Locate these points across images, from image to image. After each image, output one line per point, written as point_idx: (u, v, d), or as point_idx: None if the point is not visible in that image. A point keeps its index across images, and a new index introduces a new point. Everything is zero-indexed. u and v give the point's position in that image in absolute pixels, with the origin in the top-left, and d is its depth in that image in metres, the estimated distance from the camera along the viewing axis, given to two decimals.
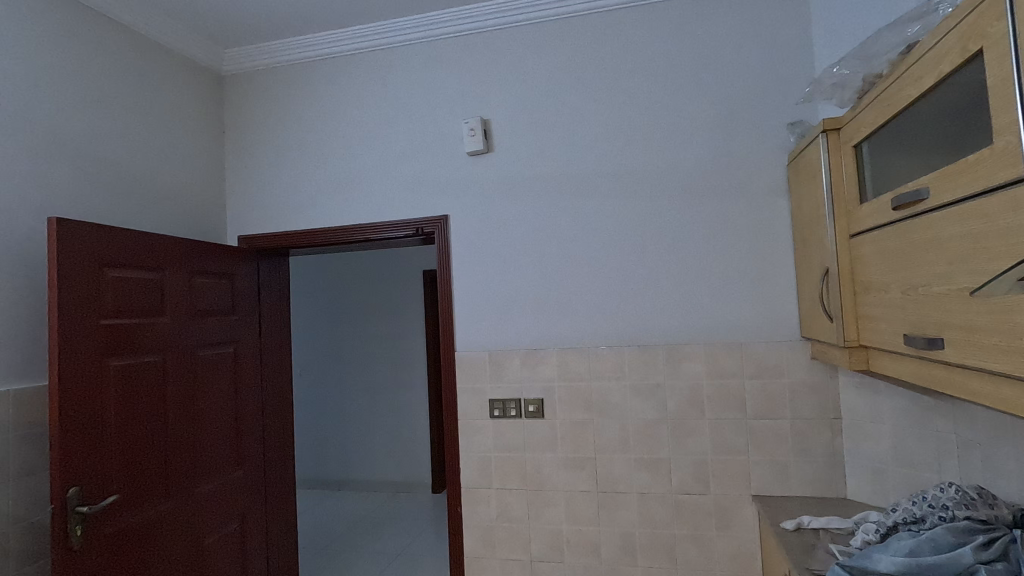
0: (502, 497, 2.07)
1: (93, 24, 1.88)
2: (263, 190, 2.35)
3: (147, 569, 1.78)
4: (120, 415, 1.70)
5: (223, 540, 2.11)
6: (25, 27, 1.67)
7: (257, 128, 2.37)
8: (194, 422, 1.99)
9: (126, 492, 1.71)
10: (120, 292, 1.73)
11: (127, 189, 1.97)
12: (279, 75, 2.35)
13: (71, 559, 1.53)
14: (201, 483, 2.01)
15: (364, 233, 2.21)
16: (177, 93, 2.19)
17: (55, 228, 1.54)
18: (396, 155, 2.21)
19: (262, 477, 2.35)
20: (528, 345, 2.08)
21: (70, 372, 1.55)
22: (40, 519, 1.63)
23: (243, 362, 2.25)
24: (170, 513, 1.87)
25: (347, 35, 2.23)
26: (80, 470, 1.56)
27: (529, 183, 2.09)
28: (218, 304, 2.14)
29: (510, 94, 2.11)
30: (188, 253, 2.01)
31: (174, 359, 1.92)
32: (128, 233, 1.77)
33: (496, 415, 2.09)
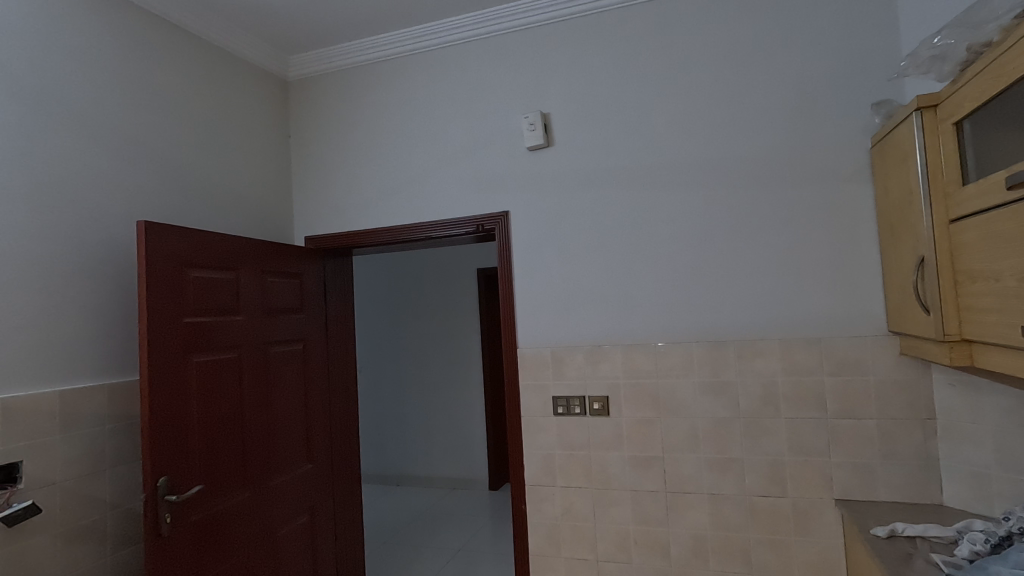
0: (566, 495, 2.05)
1: (171, 38, 1.98)
2: (327, 192, 2.41)
3: (229, 557, 1.86)
4: (201, 409, 1.78)
5: (296, 530, 2.18)
6: (111, 43, 1.78)
7: (321, 131, 2.44)
8: (268, 416, 2.06)
9: (208, 483, 1.79)
10: (200, 292, 1.81)
11: (204, 193, 2.06)
12: (341, 79, 2.41)
13: (162, 545, 1.62)
14: (275, 476, 2.09)
15: (425, 231, 2.23)
16: (247, 100, 2.28)
17: (143, 231, 1.63)
18: (455, 153, 2.22)
19: (331, 471, 2.41)
20: (591, 340, 2.04)
21: (158, 367, 1.64)
22: (133, 506, 1.74)
23: (311, 359, 2.32)
24: (248, 504, 1.95)
25: (406, 36, 2.26)
26: (167, 460, 1.65)
27: (591, 177, 2.05)
28: (288, 302, 2.21)
29: (571, 87, 2.08)
30: (261, 254, 2.08)
31: (250, 356, 1.99)
32: (207, 235, 1.86)
33: (560, 413, 2.06)
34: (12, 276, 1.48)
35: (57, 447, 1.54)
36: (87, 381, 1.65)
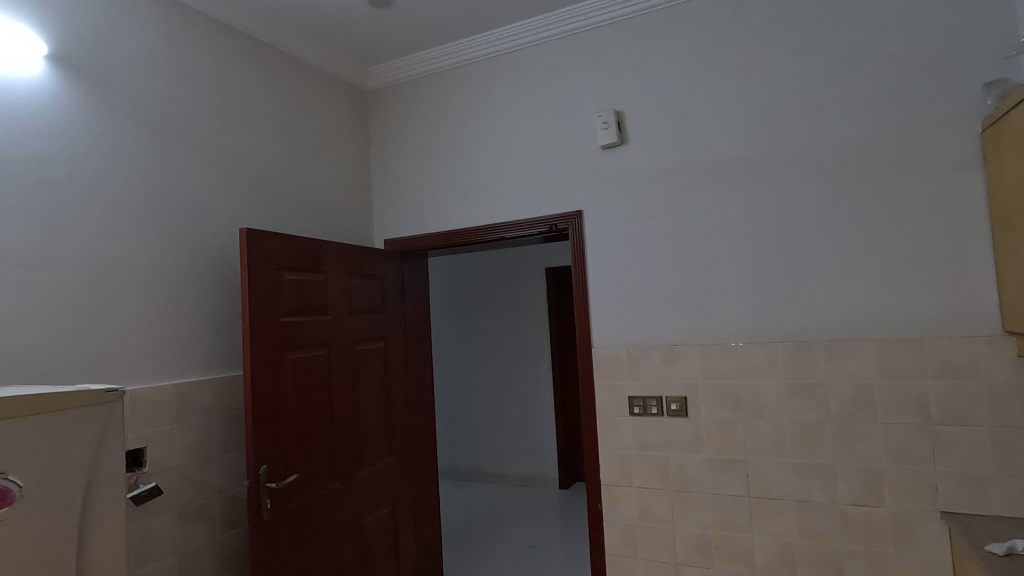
0: (643, 496, 2.02)
1: (266, 57, 2.13)
2: (405, 196, 2.50)
3: (320, 543, 1.97)
4: (295, 402, 1.91)
5: (379, 520, 2.28)
6: (215, 65, 1.94)
7: (399, 137, 2.53)
8: (354, 410, 2.17)
9: (302, 472, 1.91)
10: (293, 293, 1.93)
11: (295, 200, 2.19)
12: (417, 87, 2.50)
13: (263, 528, 1.75)
14: (360, 467, 2.19)
15: (499, 231, 2.27)
16: (331, 111, 2.41)
17: (245, 237, 1.77)
18: (528, 154, 2.24)
19: (410, 465, 2.50)
20: (668, 340, 2.01)
21: (259, 362, 1.77)
22: (237, 491, 1.88)
23: (391, 356, 2.42)
24: (337, 494, 2.06)
25: (480, 41, 2.31)
26: (267, 450, 1.78)
27: (666, 173, 2.01)
28: (370, 302, 2.32)
29: (644, 83, 2.06)
30: (346, 256, 2.20)
31: (337, 353, 2.11)
32: (299, 239, 1.98)
33: (636, 413, 2.04)
34: (134, 279, 1.64)
35: (174, 434, 1.70)
36: (198, 375, 1.80)
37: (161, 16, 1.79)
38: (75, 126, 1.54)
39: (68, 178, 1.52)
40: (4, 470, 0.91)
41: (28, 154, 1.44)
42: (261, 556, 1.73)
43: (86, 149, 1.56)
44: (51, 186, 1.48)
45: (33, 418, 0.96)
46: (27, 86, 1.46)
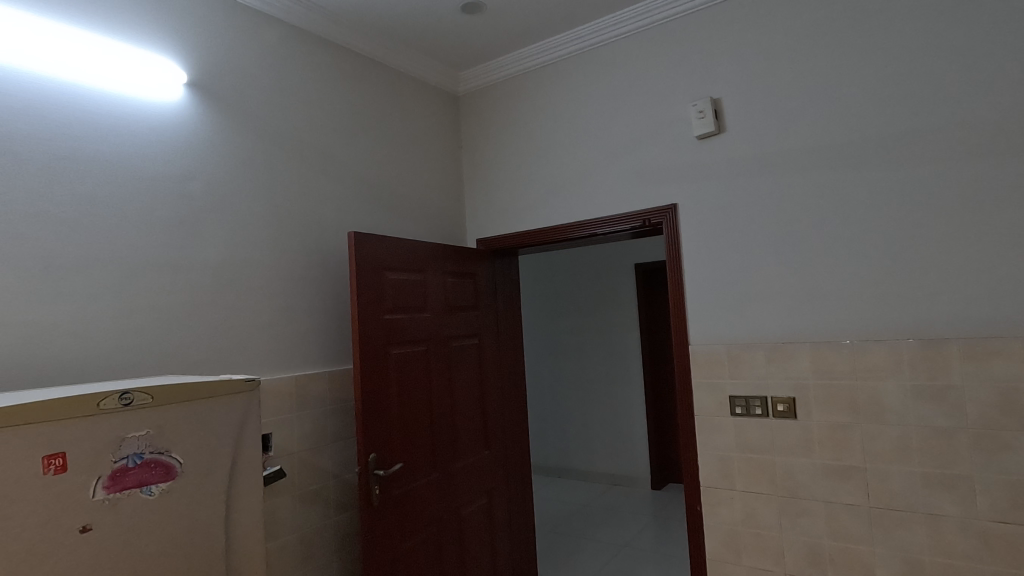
0: (747, 501, 1.93)
1: (368, 69, 2.26)
2: (496, 197, 2.56)
3: (423, 530, 2.07)
4: (399, 395, 2.01)
5: (476, 511, 2.35)
6: (324, 81, 2.09)
7: (490, 139, 2.59)
8: (451, 404, 2.26)
9: (406, 461, 2.02)
10: (396, 292, 2.04)
11: (395, 204, 2.31)
12: (507, 88, 2.55)
13: (372, 513, 1.87)
14: (458, 459, 2.27)
15: (591, 228, 2.26)
16: (426, 117, 2.51)
17: (353, 240, 1.90)
18: (619, 148, 2.22)
19: (505, 459, 2.56)
20: (773, 337, 1.90)
21: (367, 356, 1.89)
22: (348, 477, 2.02)
23: (486, 353, 2.48)
24: (437, 483, 2.15)
25: (569, 39, 2.32)
26: (375, 439, 1.89)
27: (769, 162, 1.91)
28: (465, 300, 2.39)
29: (744, 68, 1.97)
30: (442, 256, 2.28)
31: (435, 349, 2.20)
32: (400, 241, 2.09)
33: (739, 413, 1.94)
34: (258, 280, 1.81)
35: (293, 422, 1.85)
36: (313, 368, 1.95)
37: (278, 40, 1.96)
38: (210, 145, 1.73)
39: (204, 191, 1.70)
40: (167, 448, 1.05)
41: (173, 172, 1.64)
42: (371, 538, 1.85)
43: (219, 165, 1.75)
44: (192, 199, 1.67)
45: (189, 404, 1.09)
46: (171, 112, 1.66)
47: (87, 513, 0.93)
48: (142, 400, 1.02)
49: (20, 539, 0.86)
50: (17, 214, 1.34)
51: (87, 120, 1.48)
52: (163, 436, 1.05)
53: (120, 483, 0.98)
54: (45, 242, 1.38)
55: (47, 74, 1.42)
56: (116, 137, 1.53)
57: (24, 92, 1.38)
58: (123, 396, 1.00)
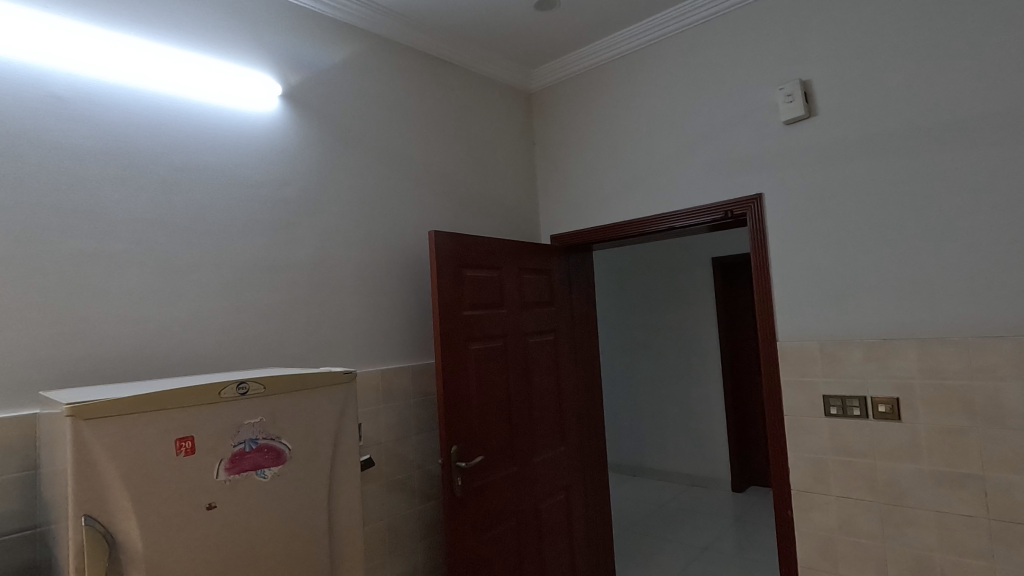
0: (844, 507, 1.82)
1: (445, 71, 2.32)
2: (570, 193, 2.56)
3: (503, 522, 2.11)
4: (478, 390, 2.06)
5: (554, 506, 2.36)
6: (405, 85, 2.17)
7: (563, 134, 2.59)
8: (529, 399, 2.28)
9: (486, 454, 2.06)
10: (474, 288, 2.09)
11: (472, 202, 2.36)
12: (580, 83, 2.53)
13: (455, 503, 1.92)
14: (536, 454, 2.29)
15: (669, 221, 2.21)
16: (500, 115, 2.54)
17: (434, 239, 1.96)
18: (699, 138, 2.15)
19: (581, 455, 2.55)
20: (873, 333, 1.78)
21: (448, 351, 1.95)
22: (431, 468, 2.09)
23: (562, 348, 2.48)
24: (516, 477, 2.18)
25: (645, 28, 2.27)
26: (457, 432, 1.95)
27: (866, 145, 1.79)
28: (541, 295, 2.40)
29: (838, 47, 1.85)
30: (519, 252, 2.30)
31: (513, 344, 2.23)
32: (478, 238, 2.13)
33: (834, 414, 1.83)
34: (347, 278, 1.90)
35: (381, 414, 1.94)
36: (398, 363, 2.03)
37: (363, 49, 2.05)
38: (303, 152, 1.84)
39: (299, 196, 1.81)
40: (278, 434, 1.13)
41: (272, 179, 1.76)
42: (455, 527, 1.91)
43: (311, 171, 1.86)
44: (289, 204, 1.78)
45: (295, 394, 1.17)
46: (270, 124, 1.78)
47: (212, 492, 1.03)
48: (256, 389, 1.10)
49: (159, 511, 0.96)
50: (144, 220, 1.49)
51: (200, 133, 1.62)
52: (274, 423, 1.13)
53: (239, 466, 1.06)
54: (167, 246, 1.52)
55: (166, 92, 1.56)
56: (223, 148, 1.66)
57: (148, 110, 1.53)
58: (240, 386, 1.08)
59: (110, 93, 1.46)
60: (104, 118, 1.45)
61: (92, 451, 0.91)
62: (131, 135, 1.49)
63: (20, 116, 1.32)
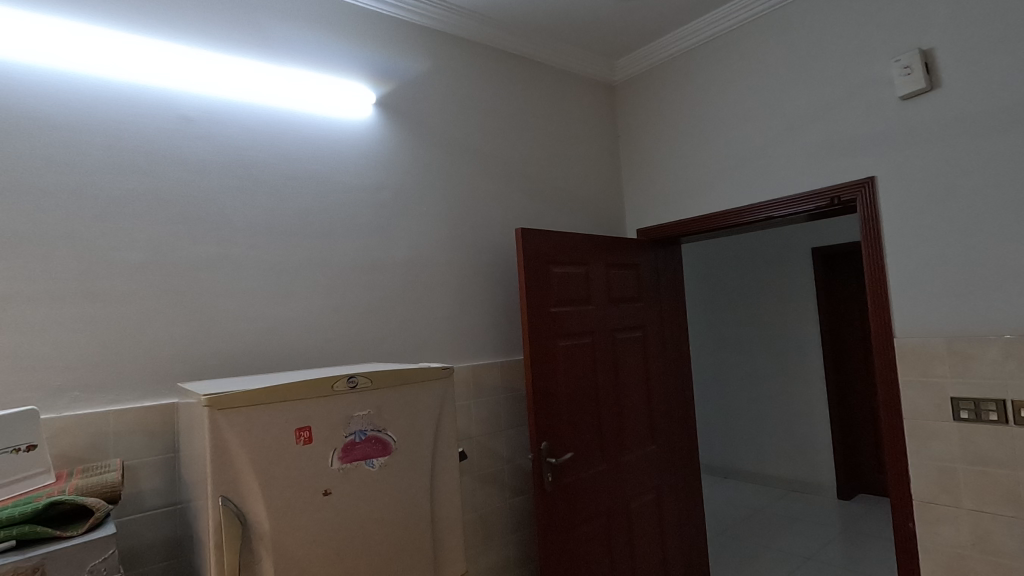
0: (978, 522, 1.64)
1: (528, 69, 2.33)
2: (657, 185, 2.48)
3: (593, 521, 2.09)
4: (567, 386, 2.05)
5: (645, 506, 2.31)
6: (489, 86, 2.20)
7: (649, 125, 2.52)
8: (618, 397, 2.24)
9: (575, 451, 2.05)
10: (561, 284, 2.08)
11: (557, 199, 2.35)
12: (667, 71, 2.45)
13: (546, 500, 1.93)
14: (626, 452, 2.25)
15: (767, 210, 2.09)
16: (583, 109, 2.51)
17: (521, 236, 1.97)
18: (800, 120, 2.01)
19: (673, 455, 2.47)
20: (1013, 329, 1.58)
21: (537, 348, 1.96)
22: (521, 463, 2.11)
23: (651, 345, 2.41)
24: (606, 475, 2.16)
25: (738, 7, 2.16)
26: (546, 429, 1.95)
27: (1003, 118, 1.59)
28: (629, 291, 2.35)
29: (966, 9, 1.66)
30: (605, 248, 2.27)
31: (601, 341, 2.20)
32: (564, 235, 2.12)
33: (965, 418, 1.65)
34: (438, 277, 1.97)
35: (472, 409, 1.98)
36: (488, 359, 2.07)
37: (449, 53, 2.10)
38: (395, 157, 1.92)
39: (393, 199, 1.89)
40: (384, 427, 1.19)
41: (368, 184, 1.84)
42: (546, 523, 1.92)
43: (403, 174, 1.93)
44: (384, 206, 1.87)
45: (399, 388, 1.22)
46: (367, 131, 1.87)
47: (328, 479, 1.10)
48: (365, 383, 1.17)
49: (282, 495, 1.04)
50: (259, 226, 1.61)
51: (303, 144, 1.73)
52: (381, 415, 1.18)
53: (350, 455, 1.13)
54: (278, 250, 1.64)
55: (273, 107, 1.68)
56: (325, 156, 1.77)
57: (260, 125, 1.65)
58: (350, 380, 1.15)
59: (230, 111, 1.60)
60: (222, 134, 1.58)
61: (226, 437, 1.01)
62: (247, 149, 1.62)
63: (154, 137, 1.48)
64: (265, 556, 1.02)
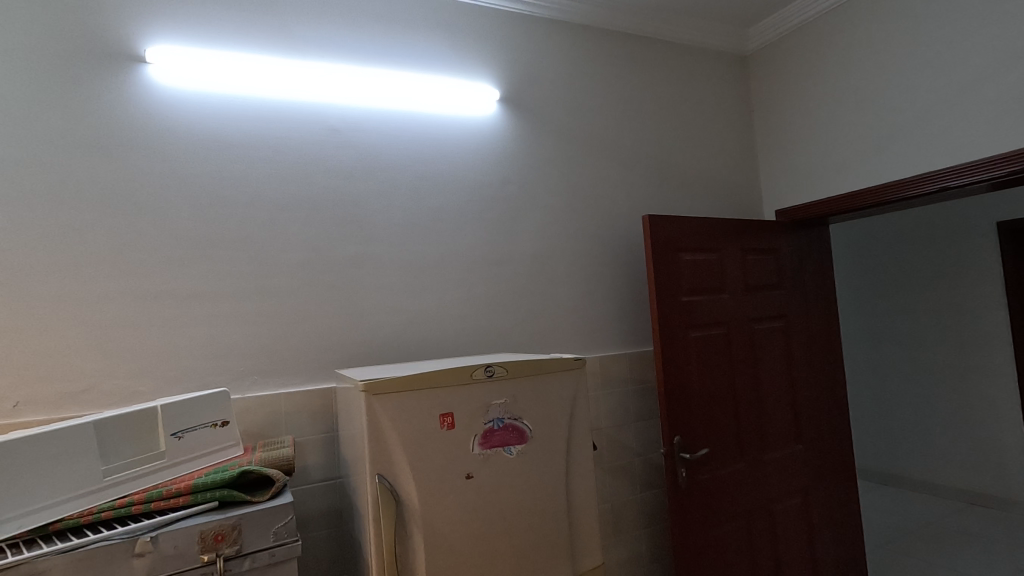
0: None
1: (651, 49, 2.23)
2: (800, 161, 2.26)
3: (733, 522, 1.97)
4: (701, 379, 1.95)
5: (792, 510, 2.13)
6: (610, 71, 2.14)
7: (789, 95, 2.30)
8: (758, 391, 2.09)
9: (711, 447, 1.95)
10: (692, 272, 1.98)
11: (685, 183, 2.24)
12: (809, 33, 2.21)
13: (680, 496, 1.86)
14: (768, 451, 2.09)
15: (941, 180, 1.81)
16: (712, 85, 2.36)
17: (648, 223, 1.91)
18: (985, 72, 1.71)
19: (824, 457, 2.24)
20: None
21: (667, 339, 1.89)
22: (652, 456, 2.05)
23: (796, 336, 2.21)
24: (746, 474, 2.02)
25: None
26: (679, 423, 1.88)
27: None
28: (769, 277, 2.17)
29: None
30: (740, 232, 2.11)
31: (737, 331, 2.06)
32: (695, 220, 2.01)
33: None
34: (564, 268, 1.97)
35: (601, 400, 1.96)
36: (615, 350, 2.03)
37: (569, 42, 2.08)
38: (520, 151, 1.95)
39: (518, 193, 1.92)
40: (520, 415, 1.21)
41: (494, 179, 1.89)
42: (681, 520, 1.85)
43: (528, 168, 1.95)
44: (510, 200, 1.90)
45: (533, 378, 1.25)
46: (491, 127, 1.91)
47: (469, 463, 1.15)
48: (501, 373, 1.20)
49: (429, 476, 1.11)
50: (398, 225, 1.73)
51: (435, 145, 1.82)
52: (516, 404, 1.21)
53: (490, 442, 1.17)
54: (415, 246, 1.74)
55: (406, 112, 1.78)
56: (453, 155, 1.84)
57: (395, 129, 1.76)
58: (487, 370, 1.19)
59: (370, 119, 1.73)
60: (364, 142, 1.71)
61: (380, 421, 1.09)
62: (384, 153, 1.74)
63: (309, 149, 1.64)
64: (416, 531, 1.10)
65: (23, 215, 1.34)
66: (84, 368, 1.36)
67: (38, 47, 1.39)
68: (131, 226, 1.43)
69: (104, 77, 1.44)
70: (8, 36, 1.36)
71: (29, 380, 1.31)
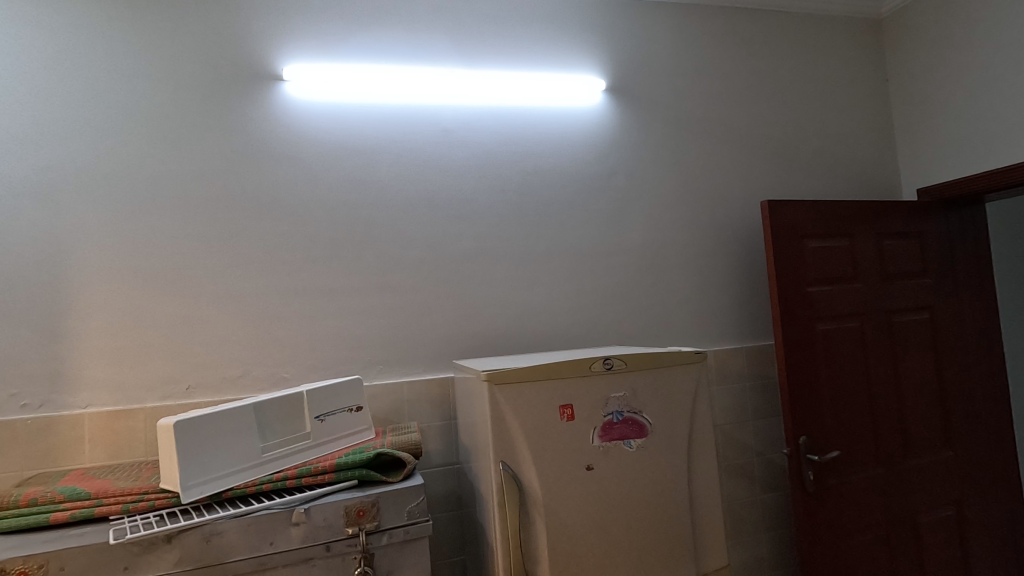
0: None
1: (767, 21, 2.09)
2: (947, 132, 2.00)
3: (868, 531, 1.81)
4: (830, 376, 1.81)
5: (940, 524, 1.91)
6: (722, 49, 2.03)
7: (932, 58, 2.04)
8: (898, 391, 1.89)
9: (842, 449, 1.80)
10: (819, 261, 1.84)
11: (808, 163, 2.07)
12: None
13: (807, 500, 1.74)
14: (910, 457, 1.89)
15: None
16: (838, 55, 2.15)
17: (768, 209, 1.79)
18: None
19: (981, 467, 1.98)
20: None
21: (791, 332, 1.77)
22: (774, 457, 1.93)
23: (944, 330, 1.97)
24: (884, 481, 1.84)
25: None
26: (805, 422, 1.76)
27: None
28: (911, 264, 1.95)
29: None
30: (875, 215, 1.92)
31: (873, 324, 1.88)
32: (822, 204, 1.86)
33: None
34: (675, 259, 1.90)
35: (717, 395, 1.88)
36: (732, 343, 1.94)
37: (677, 23, 2.00)
38: (627, 140, 1.91)
39: (626, 183, 1.89)
40: (640, 408, 1.20)
41: (602, 170, 1.87)
42: (808, 525, 1.73)
43: (636, 157, 1.91)
44: (618, 190, 1.88)
45: (652, 372, 1.22)
46: (597, 118, 1.89)
47: (590, 455, 1.15)
48: (620, 365, 1.19)
49: (550, 466, 1.13)
50: (508, 219, 1.77)
51: (542, 139, 1.83)
52: (636, 398, 1.20)
53: (609, 434, 1.17)
54: (524, 240, 1.77)
55: (514, 108, 1.81)
56: (560, 147, 1.84)
57: (503, 125, 1.80)
58: (606, 362, 1.19)
59: (479, 117, 1.77)
60: (474, 139, 1.76)
61: (503, 411, 1.13)
62: (493, 149, 1.78)
63: (425, 150, 1.72)
64: (539, 519, 1.12)
65: (192, 223, 1.54)
66: (241, 356, 1.54)
67: (198, 74, 1.58)
68: (274, 229, 1.59)
69: (251, 96, 1.60)
70: (176, 66, 1.57)
71: (199, 366, 1.51)
